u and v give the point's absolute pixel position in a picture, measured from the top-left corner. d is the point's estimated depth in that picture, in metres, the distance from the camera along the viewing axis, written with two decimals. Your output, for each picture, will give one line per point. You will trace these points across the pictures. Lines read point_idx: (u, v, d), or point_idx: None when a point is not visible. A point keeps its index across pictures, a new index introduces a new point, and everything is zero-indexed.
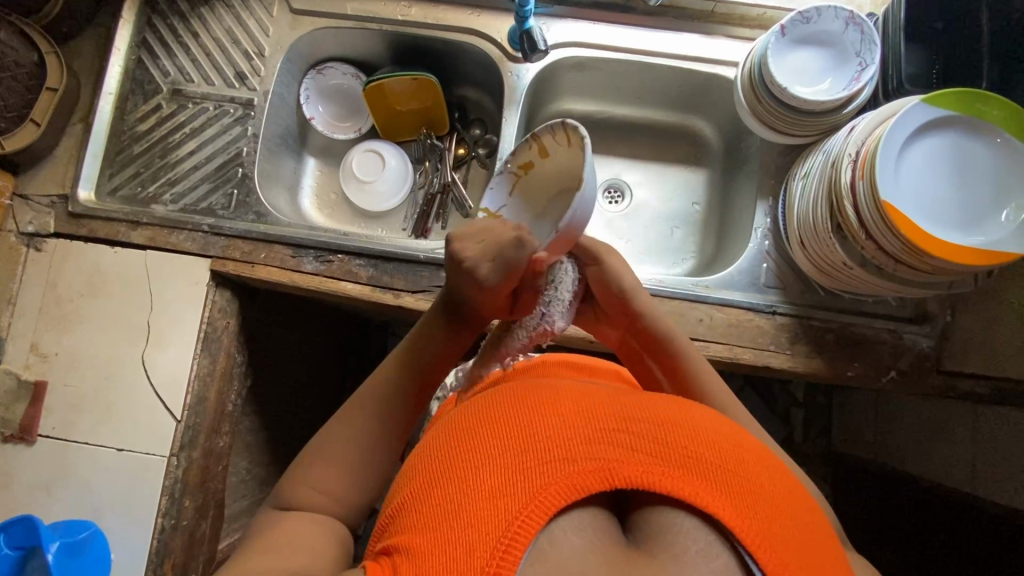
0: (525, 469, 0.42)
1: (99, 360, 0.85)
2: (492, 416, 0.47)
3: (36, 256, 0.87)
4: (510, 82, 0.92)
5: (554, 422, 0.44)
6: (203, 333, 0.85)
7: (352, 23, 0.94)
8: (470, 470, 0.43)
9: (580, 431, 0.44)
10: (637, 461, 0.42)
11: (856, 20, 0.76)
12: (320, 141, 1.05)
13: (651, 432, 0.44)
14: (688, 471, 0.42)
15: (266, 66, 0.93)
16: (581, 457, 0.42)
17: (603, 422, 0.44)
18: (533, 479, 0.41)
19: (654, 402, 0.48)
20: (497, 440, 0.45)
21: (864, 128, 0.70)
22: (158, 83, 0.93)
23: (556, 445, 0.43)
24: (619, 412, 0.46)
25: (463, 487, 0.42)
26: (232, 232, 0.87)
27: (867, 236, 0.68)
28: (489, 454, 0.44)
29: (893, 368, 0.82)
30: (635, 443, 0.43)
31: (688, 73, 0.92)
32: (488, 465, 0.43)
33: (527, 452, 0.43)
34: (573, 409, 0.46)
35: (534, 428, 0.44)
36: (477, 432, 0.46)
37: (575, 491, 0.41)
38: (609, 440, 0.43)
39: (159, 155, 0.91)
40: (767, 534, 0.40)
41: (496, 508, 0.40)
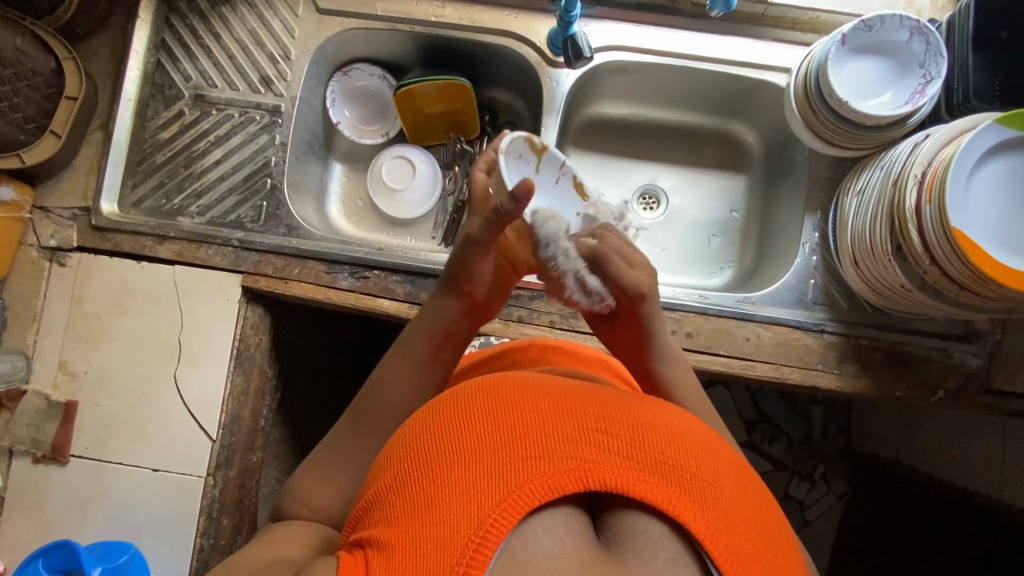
0: (500, 466, 0.39)
1: (130, 379, 0.83)
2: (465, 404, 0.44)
3: (60, 271, 0.85)
4: (549, 88, 0.88)
5: (532, 418, 0.42)
6: (236, 351, 0.83)
7: (382, 25, 0.90)
8: (443, 462, 0.41)
9: (558, 428, 0.41)
10: (611, 463, 0.40)
11: (923, 30, 0.72)
12: (345, 145, 1.01)
13: (633, 433, 0.41)
14: (664, 478, 0.39)
15: (292, 70, 0.89)
16: (556, 457, 0.39)
17: (581, 420, 0.42)
18: (507, 477, 0.39)
19: (635, 401, 0.45)
20: (470, 430, 0.42)
21: (933, 146, 0.67)
22: (179, 87, 0.89)
23: (533, 442, 0.40)
24: (601, 410, 0.43)
25: (435, 479, 0.40)
26: (263, 247, 0.84)
27: (931, 260, 0.66)
28: (462, 446, 0.41)
29: (941, 388, 0.80)
30: (613, 443, 0.41)
31: (734, 79, 0.88)
32: (462, 459, 0.40)
33: (501, 446, 0.40)
34: (554, 405, 0.43)
35: (511, 423, 0.42)
36: (451, 421, 0.43)
37: (547, 491, 0.38)
38: (586, 440, 0.40)
39: (184, 165, 0.88)
40: (740, 546, 0.38)
41: (468, 505, 0.38)
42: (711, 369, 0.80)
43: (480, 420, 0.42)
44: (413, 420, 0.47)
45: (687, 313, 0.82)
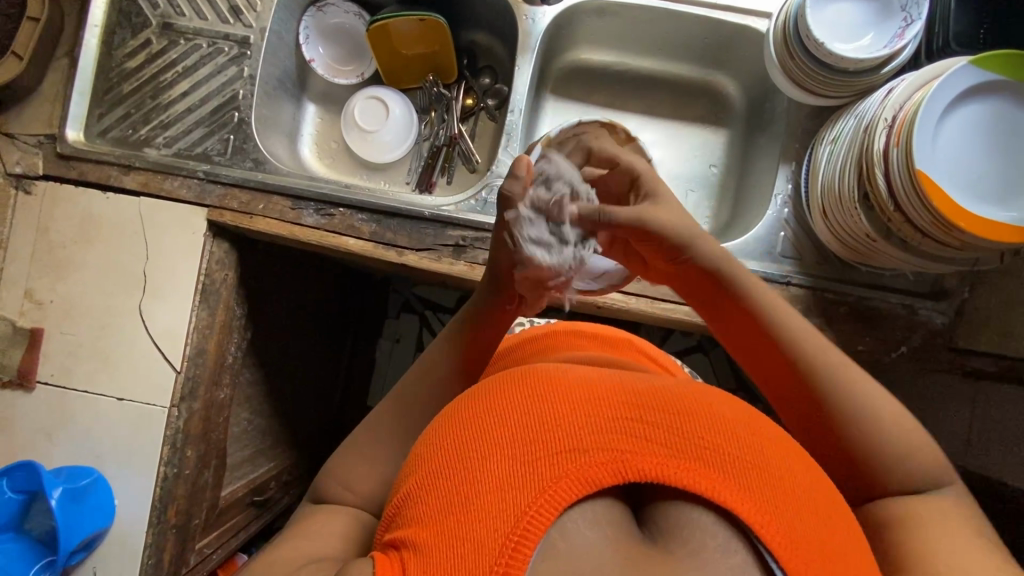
0: (535, 460, 0.39)
1: (96, 309, 0.83)
2: (495, 400, 0.44)
3: (26, 200, 0.84)
4: (524, 27, 0.85)
5: (564, 410, 0.41)
6: (201, 286, 0.83)
7: None
8: (476, 459, 0.40)
9: (591, 419, 0.40)
10: (650, 454, 0.39)
11: None
12: (320, 85, 1.00)
13: (668, 421, 0.41)
14: (704, 463, 0.39)
15: (262, 0, 0.86)
16: (592, 449, 0.39)
17: (616, 411, 0.41)
18: (542, 470, 0.38)
19: (668, 385, 0.45)
20: (502, 425, 0.42)
21: (904, 92, 0.66)
22: (146, 15, 0.86)
23: (567, 434, 0.40)
24: (634, 398, 0.42)
25: (469, 478, 0.39)
26: (228, 181, 0.83)
27: (896, 207, 0.65)
28: (498, 442, 0.41)
29: (904, 344, 0.80)
30: (649, 433, 0.40)
31: (716, 23, 0.85)
32: (498, 455, 0.40)
33: (536, 439, 0.40)
34: (585, 395, 0.42)
35: (543, 416, 0.41)
36: (482, 418, 0.43)
37: (586, 484, 0.38)
38: (621, 430, 0.40)
39: (151, 96, 0.86)
40: (791, 528, 0.37)
41: (503, 501, 0.38)
42: (672, 317, 0.80)
43: (511, 414, 0.42)
44: (442, 417, 0.47)
45: None
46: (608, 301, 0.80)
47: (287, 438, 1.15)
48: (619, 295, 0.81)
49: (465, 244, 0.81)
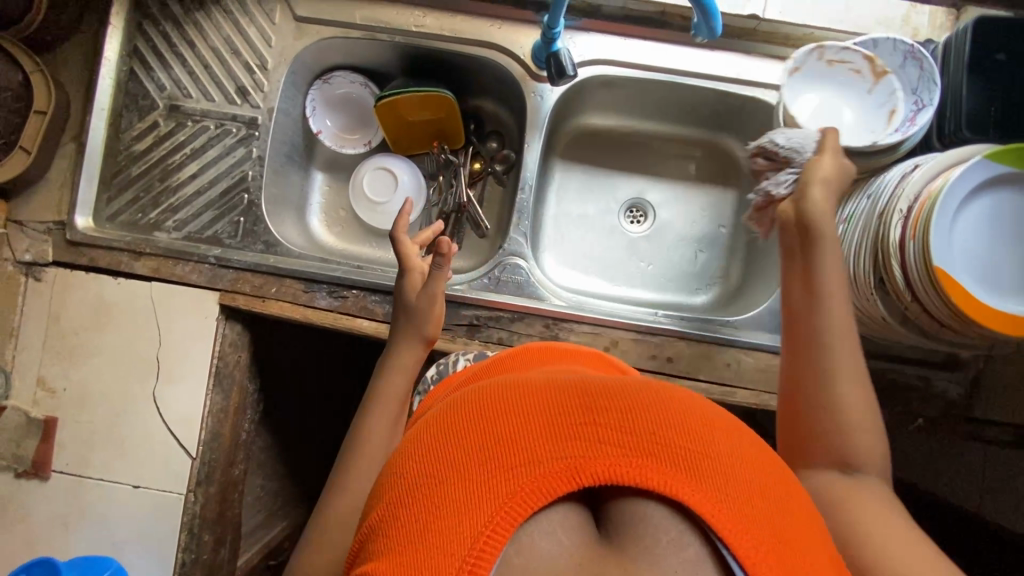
0: (483, 473, 0.34)
1: (109, 396, 0.83)
2: (446, 418, 0.40)
3: (37, 286, 0.84)
4: (532, 103, 0.85)
5: (513, 417, 0.37)
6: (214, 369, 0.83)
7: (362, 34, 0.85)
8: (425, 481, 0.35)
9: (542, 423, 0.36)
10: (606, 454, 0.34)
11: (916, 55, 0.71)
12: (327, 153, 0.99)
13: (624, 417, 0.36)
14: (665, 458, 0.34)
15: (269, 80, 0.86)
16: (545, 456, 0.34)
17: (572, 411, 0.36)
18: (492, 485, 0.33)
19: (624, 382, 0.40)
20: (453, 441, 0.37)
21: (920, 179, 0.66)
22: (153, 98, 0.86)
23: (517, 442, 0.35)
24: (589, 396, 0.37)
25: (421, 502, 0.35)
26: (240, 265, 0.83)
27: (913, 297, 0.65)
28: (450, 460, 0.36)
29: (921, 416, 0.80)
30: (607, 432, 0.35)
31: (725, 95, 0.85)
32: (449, 473, 0.35)
33: (488, 451, 0.35)
34: (536, 399, 0.38)
35: (493, 426, 0.37)
36: (431, 439, 0.38)
37: (539, 494, 0.33)
38: (574, 432, 0.35)
39: (159, 178, 0.86)
40: (755, 520, 0.32)
41: (451, 526, 0.32)
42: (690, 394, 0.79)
43: (461, 428, 0.37)
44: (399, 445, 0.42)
45: (667, 337, 0.81)
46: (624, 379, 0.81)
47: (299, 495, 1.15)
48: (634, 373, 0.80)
49: (478, 323, 0.81)
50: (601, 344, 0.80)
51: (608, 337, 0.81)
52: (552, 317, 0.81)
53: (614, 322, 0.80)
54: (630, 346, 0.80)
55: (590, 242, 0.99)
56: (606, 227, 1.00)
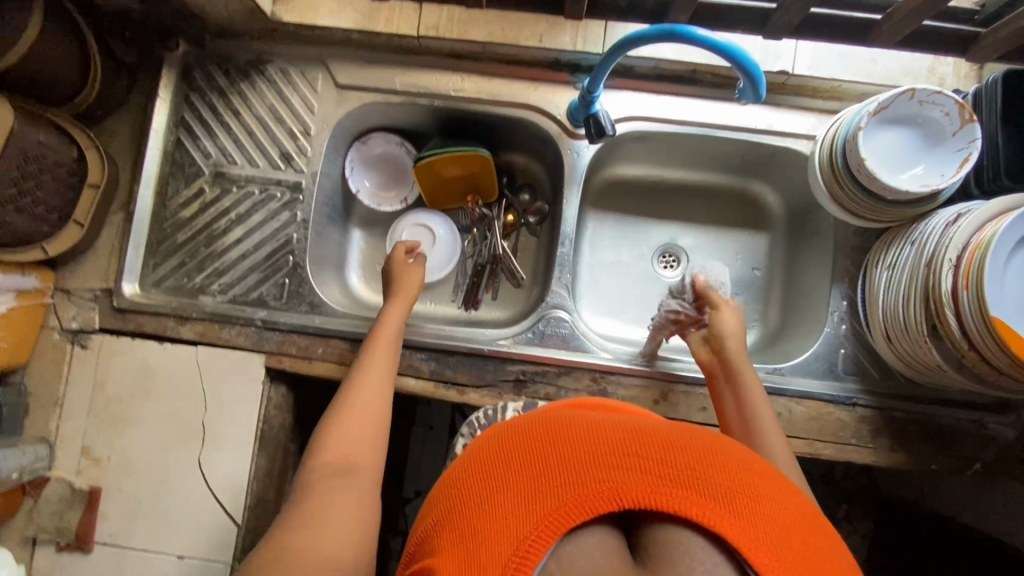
0: (533, 490, 0.38)
1: (153, 463, 0.82)
2: (501, 443, 0.44)
3: (83, 354, 0.84)
4: (569, 160, 0.87)
5: (563, 444, 0.41)
6: (260, 432, 0.82)
7: (401, 99, 0.88)
8: (482, 495, 0.40)
9: (590, 450, 0.40)
10: (643, 481, 0.38)
11: (938, 100, 0.70)
12: (363, 211, 1.01)
13: (663, 452, 0.40)
14: (698, 491, 0.37)
15: (313, 145, 0.88)
16: (590, 479, 0.38)
17: (616, 442, 0.40)
18: (540, 497, 0.38)
19: (667, 425, 0.43)
20: (507, 462, 0.41)
21: (967, 228, 0.67)
22: (199, 165, 0.88)
23: (566, 464, 0.39)
24: (631, 433, 0.41)
25: (476, 511, 0.39)
26: (287, 327, 0.83)
27: (970, 346, 0.65)
28: (502, 479, 0.40)
29: (978, 460, 0.79)
30: (645, 463, 0.39)
31: (756, 145, 0.87)
32: (502, 489, 0.39)
33: (537, 473, 0.39)
34: (584, 431, 0.42)
35: (542, 450, 0.41)
36: (489, 460, 0.43)
37: (583, 512, 0.37)
38: (618, 461, 0.39)
39: (204, 243, 0.87)
40: (780, 552, 0.35)
41: (504, 531, 0.37)
42: None
43: (517, 451, 0.42)
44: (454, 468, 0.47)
45: None
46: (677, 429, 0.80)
47: None
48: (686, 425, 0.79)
49: (525, 378, 0.81)
50: (651, 396, 0.80)
51: (657, 390, 0.80)
52: (600, 370, 0.81)
53: (663, 374, 0.80)
54: (680, 398, 0.80)
55: (625, 289, 1.00)
56: (640, 273, 1.00)
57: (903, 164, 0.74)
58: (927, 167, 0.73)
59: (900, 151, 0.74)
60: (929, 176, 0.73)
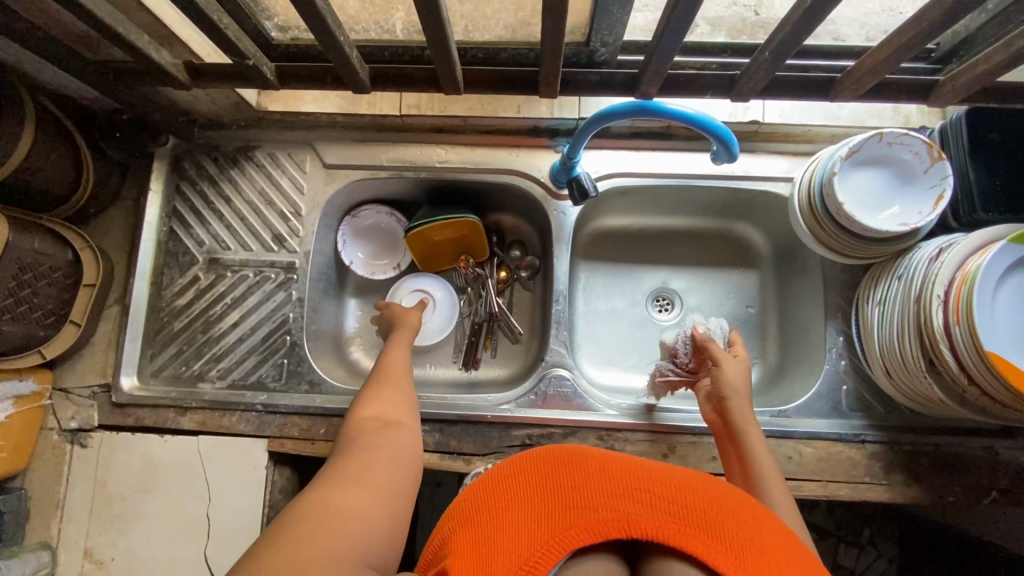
0: (552, 513, 0.45)
1: (158, 561, 0.80)
2: (529, 469, 0.51)
3: (82, 452, 0.83)
4: (556, 220, 0.89)
5: (581, 475, 0.47)
6: (266, 520, 0.81)
7: (388, 173, 0.90)
8: (506, 513, 0.47)
9: (607, 485, 0.46)
10: (649, 515, 0.44)
11: (907, 140, 0.73)
12: (357, 281, 1.02)
13: (671, 491, 0.46)
14: (698, 529, 0.43)
15: (304, 225, 0.90)
16: (602, 507, 0.45)
17: (628, 478, 0.47)
18: (556, 519, 0.44)
19: (680, 470, 0.49)
20: (532, 488, 0.48)
21: (951, 263, 0.68)
22: (193, 253, 0.89)
23: (583, 493, 0.46)
24: (644, 472, 0.48)
25: (499, 530, 0.46)
26: (288, 409, 0.83)
27: (969, 379, 0.65)
28: (524, 502, 0.47)
29: (994, 488, 0.78)
30: (653, 500, 0.45)
31: (736, 190, 0.89)
32: (526, 510, 0.46)
33: (556, 501, 0.46)
34: (602, 465, 0.48)
35: (563, 479, 0.48)
36: (516, 484, 0.50)
37: (592, 535, 0.44)
38: (630, 496, 0.45)
39: (201, 330, 0.88)
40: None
41: (523, 542, 0.44)
42: None
43: (541, 478, 0.49)
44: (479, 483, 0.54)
45: None
46: None
47: None
48: None
49: (531, 442, 0.81)
50: (660, 450, 0.79)
51: (665, 443, 0.79)
52: (605, 427, 0.80)
53: (669, 427, 0.80)
54: (688, 449, 0.79)
55: (622, 337, 1.00)
56: (635, 320, 1.01)
57: (879, 204, 0.76)
58: (904, 204, 0.75)
59: (875, 191, 0.76)
60: (907, 212, 0.75)
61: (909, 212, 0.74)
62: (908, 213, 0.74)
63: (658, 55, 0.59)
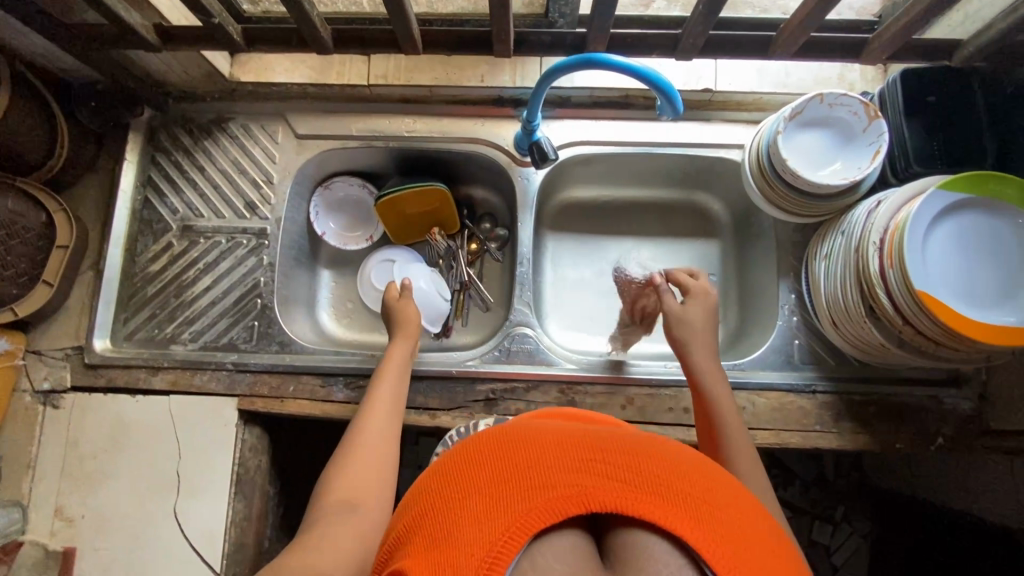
0: (498, 497, 0.34)
1: (128, 518, 0.82)
2: (467, 451, 0.40)
3: (54, 413, 0.84)
4: (520, 186, 0.92)
5: (528, 448, 0.37)
6: (236, 476, 0.83)
7: (358, 143, 0.93)
8: (445, 508, 0.36)
9: (561, 457, 0.36)
10: (618, 489, 0.34)
11: (846, 100, 0.77)
12: (330, 253, 1.04)
13: (640, 459, 0.36)
14: (676, 502, 0.34)
15: (276, 193, 0.93)
16: (558, 482, 0.34)
17: (588, 446, 0.37)
18: (504, 507, 0.34)
19: (650, 435, 0.40)
20: (470, 471, 0.37)
21: (885, 214, 0.71)
22: (167, 220, 0.92)
23: (533, 470, 0.35)
24: (605, 440, 0.38)
25: (434, 530, 0.34)
26: (257, 368, 0.85)
27: (904, 321, 0.69)
28: (463, 487, 0.36)
29: (940, 435, 0.81)
30: (619, 471, 0.35)
31: (694, 157, 0.92)
32: (466, 493, 0.35)
33: (503, 479, 0.35)
34: (551, 434, 0.38)
35: (506, 454, 0.37)
36: (452, 469, 0.39)
37: (550, 519, 0.33)
38: (590, 466, 0.35)
39: (174, 294, 0.90)
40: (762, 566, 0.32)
41: (466, 540, 0.33)
42: None
43: (481, 456, 0.38)
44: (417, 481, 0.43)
45: (681, 388, 0.82)
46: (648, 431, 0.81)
47: None
48: (655, 427, 0.81)
49: (495, 396, 0.83)
50: (618, 402, 0.82)
51: (623, 395, 0.82)
52: (566, 381, 0.83)
53: (628, 379, 0.83)
54: (646, 401, 0.82)
55: (589, 304, 1.03)
56: (602, 288, 1.04)
57: (821, 162, 0.80)
58: (845, 162, 0.79)
59: (816, 150, 0.81)
60: (847, 169, 0.79)
61: (849, 169, 0.78)
62: (848, 170, 0.78)
63: (599, 16, 0.64)
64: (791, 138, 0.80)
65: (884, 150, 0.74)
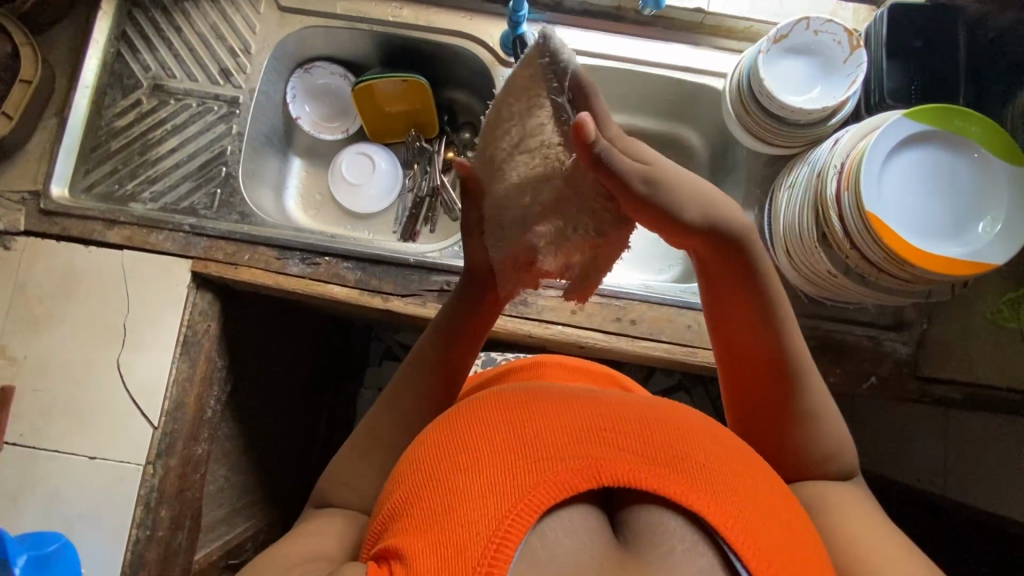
0: (513, 465, 0.38)
1: (71, 364, 0.82)
2: (476, 417, 0.43)
3: (5, 255, 0.83)
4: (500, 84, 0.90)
5: (538, 420, 0.41)
6: (183, 336, 0.83)
7: (342, 23, 0.91)
8: (459, 472, 0.39)
9: (567, 431, 0.40)
10: (622, 460, 0.38)
11: (829, 28, 0.78)
12: (305, 140, 1.03)
13: (641, 432, 0.40)
14: (670, 467, 0.38)
15: (252, 63, 0.91)
16: (566, 455, 0.38)
17: (595, 417, 0.41)
18: (520, 476, 0.37)
19: (647, 404, 0.44)
20: (481, 441, 0.40)
21: (848, 142, 0.72)
22: (138, 77, 0.90)
23: (542, 441, 0.39)
24: (607, 411, 0.42)
25: (452, 495, 0.37)
26: (214, 233, 0.84)
27: (851, 244, 0.70)
28: (480, 457, 0.39)
29: (873, 374, 0.83)
30: (623, 443, 0.39)
31: (678, 83, 0.92)
32: (483, 460, 0.39)
33: (513, 454, 0.39)
34: (554, 406, 0.42)
35: (518, 427, 0.40)
36: (462, 433, 0.42)
37: (563, 489, 0.37)
38: (595, 437, 0.39)
39: (139, 152, 0.89)
40: (753, 526, 0.36)
41: (484, 506, 0.36)
42: (652, 354, 0.82)
43: (490, 424, 0.42)
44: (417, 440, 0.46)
45: (631, 301, 0.84)
46: (594, 339, 0.82)
47: (266, 495, 1.11)
48: (601, 335, 0.83)
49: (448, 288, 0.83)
50: (567, 307, 0.83)
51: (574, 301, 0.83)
52: None
53: None
54: (595, 309, 0.83)
55: None
56: None
57: (801, 87, 0.80)
58: (823, 90, 0.79)
59: (798, 75, 0.80)
60: (824, 97, 0.79)
61: (826, 95, 0.78)
62: (825, 97, 0.78)
63: None
64: (775, 60, 0.80)
65: (859, 81, 0.76)
